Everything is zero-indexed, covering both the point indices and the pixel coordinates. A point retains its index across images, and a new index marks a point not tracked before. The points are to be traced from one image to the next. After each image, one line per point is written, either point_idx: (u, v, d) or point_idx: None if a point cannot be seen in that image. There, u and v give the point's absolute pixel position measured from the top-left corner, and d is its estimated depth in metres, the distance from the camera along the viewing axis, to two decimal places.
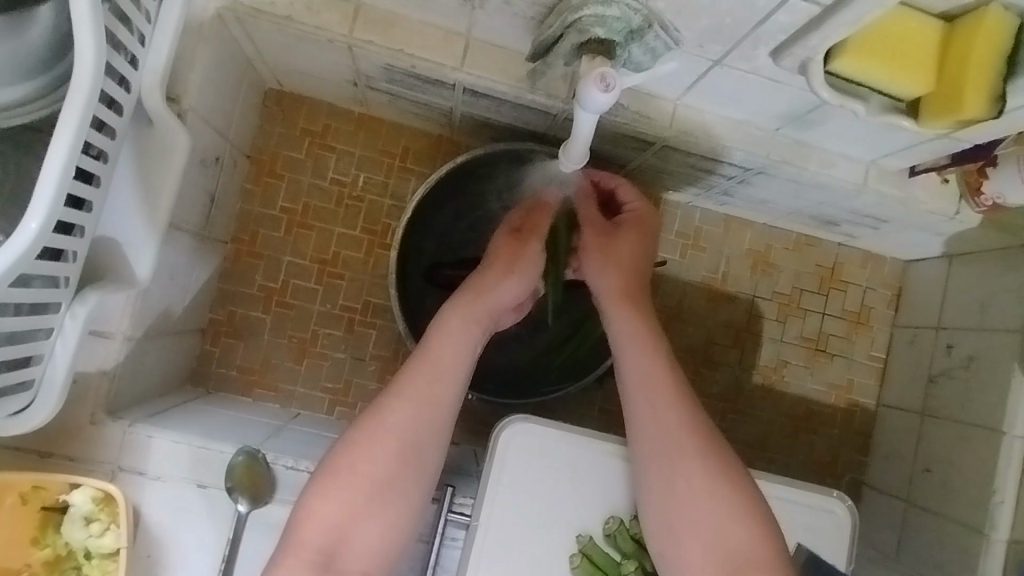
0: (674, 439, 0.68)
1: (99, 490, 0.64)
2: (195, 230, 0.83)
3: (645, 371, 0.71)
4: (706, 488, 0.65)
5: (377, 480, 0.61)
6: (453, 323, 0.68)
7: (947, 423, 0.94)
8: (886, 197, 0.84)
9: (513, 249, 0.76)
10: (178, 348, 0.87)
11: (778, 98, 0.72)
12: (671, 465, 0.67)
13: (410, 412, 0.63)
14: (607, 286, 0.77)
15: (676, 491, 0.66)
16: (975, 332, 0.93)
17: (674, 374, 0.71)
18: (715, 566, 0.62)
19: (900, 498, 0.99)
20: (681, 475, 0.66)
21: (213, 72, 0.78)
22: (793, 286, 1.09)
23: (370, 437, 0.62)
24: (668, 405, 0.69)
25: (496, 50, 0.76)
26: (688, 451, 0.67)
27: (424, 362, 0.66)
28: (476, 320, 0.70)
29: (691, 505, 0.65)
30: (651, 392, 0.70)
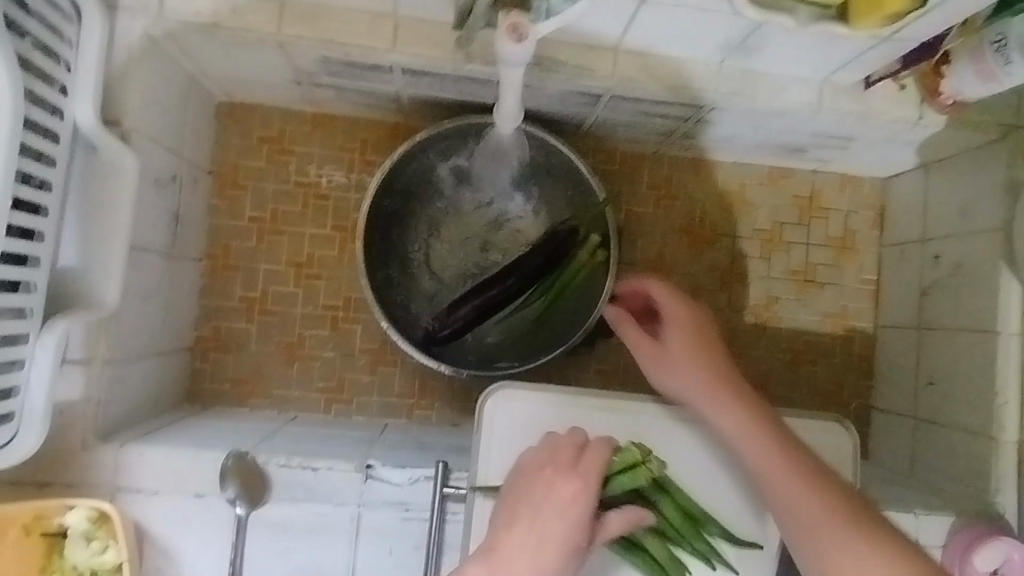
0: (761, 462, 0.65)
1: (94, 509, 0.65)
2: (162, 250, 0.84)
3: (677, 376, 0.73)
4: (799, 475, 0.63)
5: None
6: (564, 535, 0.61)
7: (945, 333, 0.92)
8: (845, 112, 0.82)
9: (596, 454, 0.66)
10: (165, 368, 0.89)
11: (713, 28, 0.71)
12: (768, 478, 0.64)
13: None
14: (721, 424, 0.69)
15: (788, 497, 0.62)
16: (959, 237, 0.90)
17: (727, 387, 0.71)
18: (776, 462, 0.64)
19: (908, 416, 0.98)
20: (775, 484, 0.63)
21: (153, 92, 0.78)
22: (773, 221, 1.07)
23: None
24: (726, 404, 0.70)
25: (424, 24, 0.76)
26: (769, 445, 0.66)
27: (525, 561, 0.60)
28: (584, 514, 0.62)
29: (762, 441, 0.66)
30: (689, 387, 0.72)
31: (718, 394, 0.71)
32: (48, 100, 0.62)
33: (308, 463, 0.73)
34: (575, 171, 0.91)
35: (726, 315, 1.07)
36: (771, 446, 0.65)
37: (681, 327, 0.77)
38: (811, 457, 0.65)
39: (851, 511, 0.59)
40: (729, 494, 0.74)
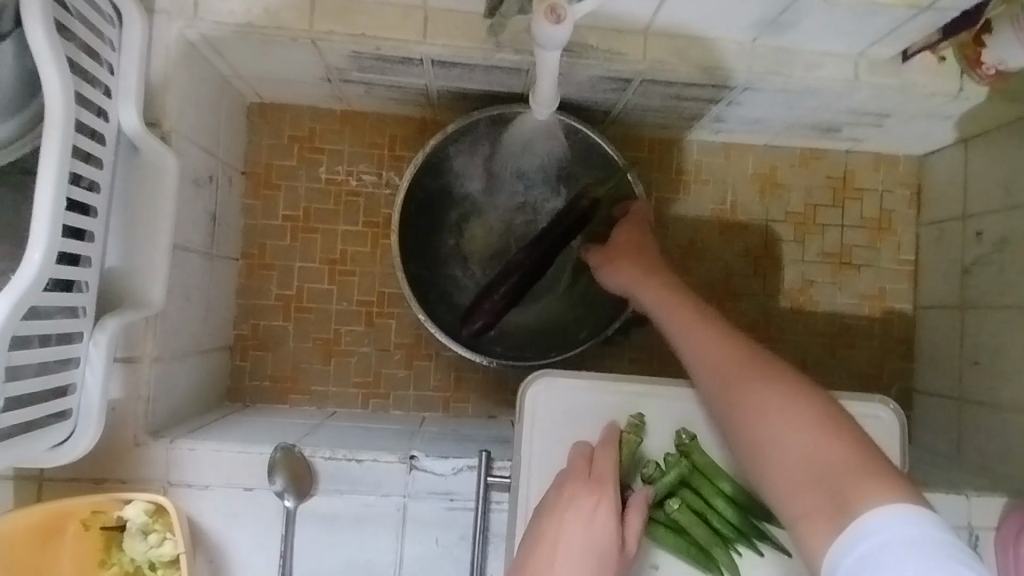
0: (726, 374, 0.62)
1: (150, 502, 0.66)
2: (201, 250, 0.86)
3: (646, 292, 0.74)
4: (773, 382, 0.59)
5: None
6: (597, 544, 0.62)
7: (990, 311, 0.90)
8: (882, 88, 0.81)
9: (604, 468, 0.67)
10: (208, 366, 0.90)
11: (747, 5, 0.70)
12: (732, 388, 0.61)
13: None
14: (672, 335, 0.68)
15: (751, 413, 0.59)
16: (1002, 211, 0.88)
17: (693, 301, 0.70)
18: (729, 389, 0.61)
19: (953, 398, 0.96)
20: (742, 397, 0.60)
21: (189, 93, 0.79)
22: (807, 203, 1.06)
23: None
24: (692, 316, 0.68)
25: (454, 15, 0.76)
26: (737, 360, 0.63)
27: None
28: (609, 522, 0.63)
29: (735, 356, 0.63)
30: (657, 302, 0.72)
31: (679, 304, 0.70)
32: (94, 102, 0.63)
33: (354, 455, 0.74)
34: (608, 160, 0.91)
35: (761, 300, 1.05)
36: (724, 356, 0.63)
37: (637, 249, 0.81)
38: (786, 367, 0.61)
39: (826, 413, 0.56)
40: None
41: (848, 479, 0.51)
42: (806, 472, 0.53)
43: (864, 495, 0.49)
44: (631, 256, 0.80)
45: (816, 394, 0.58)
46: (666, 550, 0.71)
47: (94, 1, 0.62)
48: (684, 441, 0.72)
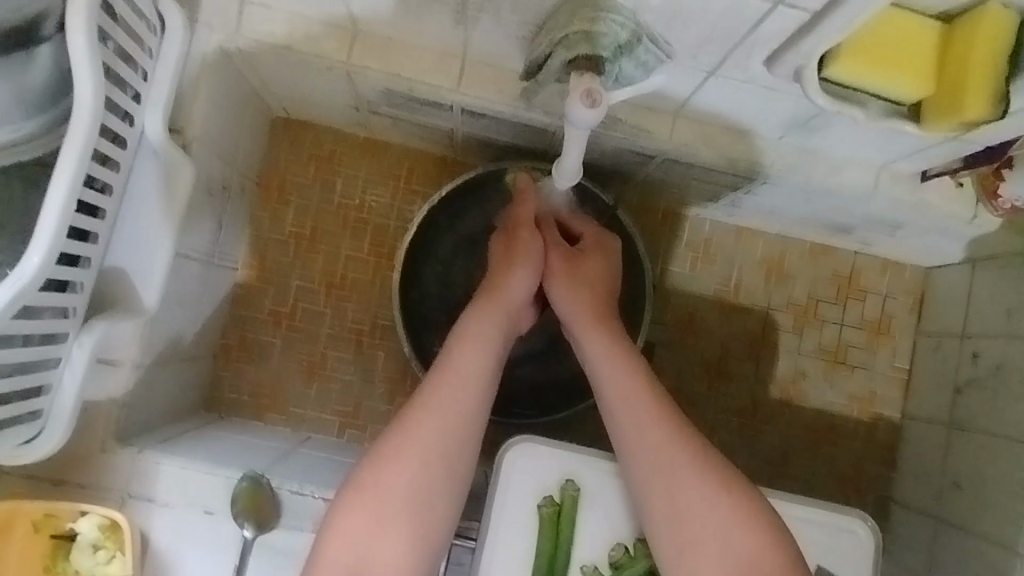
0: (666, 456, 0.63)
1: (106, 517, 0.65)
2: (203, 256, 0.85)
3: (591, 343, 0.73)
4: (705, 475, 0.61)
5: (448, 438, 0.62)
6: (475, 334, 0.69)
7: (976, 435, 0.90)
8: (899, 203, 0.82)
9: (508, 245, 0.80)
10: (190, 373, 0.89)
11: (779, 108, 0.71)
12: (669, 474, 0.61)
13: (467, 379, 0.65)
14: (611, 389, 0.68)
15: (678, 496, 0.60)
16: (1000, 339, 0.89)
17: (636, 361, 0.70)
18: (658, 459, 0.63)
19: (929, 515, 0.95)
20: (682, 489, 0.61)
21: (218, 104, 0.80)
22: (809, 295, 1.06)
23: (442, 381, 0.64)
24: (625, 373, 0.69)
25: (491, 69, 0.77)
26: (671, 441, 0.63)
27: (479, 329, 0.69)
28: (507, 262, 0.78)
29: (674, 441, 0.63)
30: (598, 358, 0.71)
31: (622, 365, 0.69)
32: (122, 106, 0.63)
33: (320, 493, 0.73)
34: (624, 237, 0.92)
35: (752, 385, 1.05)
36: (652, 418, 0.64)
37: (596, 281, 0.79)
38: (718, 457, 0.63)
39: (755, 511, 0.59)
40: None
41: None
42: None
43: None
44: (589, 289, 0.78)
45: (746, 490, 0.60)
46: None
47: (139, 8, 0.63)
48: None
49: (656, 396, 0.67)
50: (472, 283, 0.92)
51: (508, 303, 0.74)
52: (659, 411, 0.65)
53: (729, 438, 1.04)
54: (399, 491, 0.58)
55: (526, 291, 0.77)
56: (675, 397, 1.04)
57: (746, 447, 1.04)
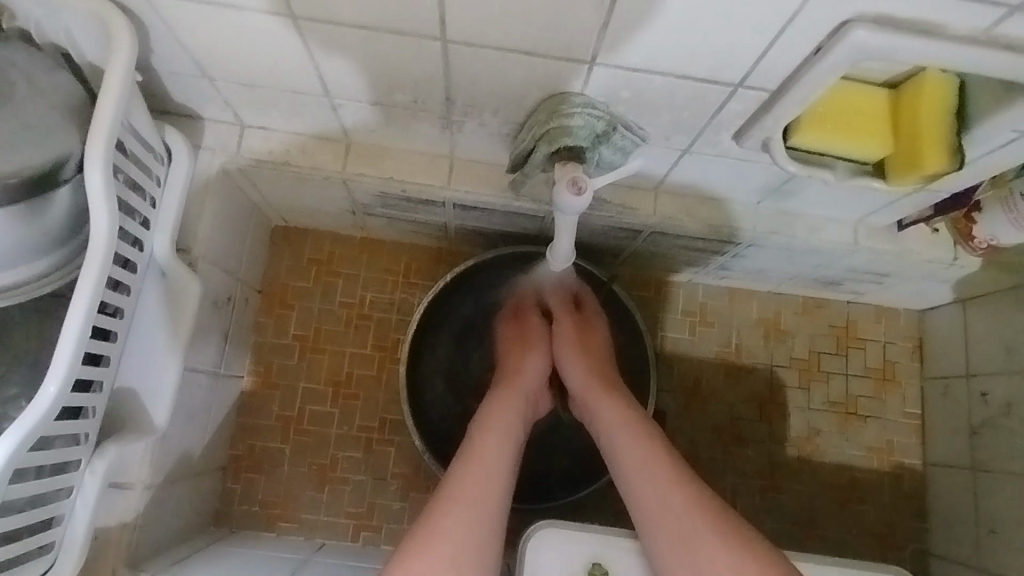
0: (685, 520, 0.61)
1: None
2: (211, 368, 0.86)
3: (603, 409, 0.74)
4: (722, 533, 0.59)
5: (478, 523, 0.60)
6: (494, 424, 0.70)
7: (1001, 476, 0.88)
8: (880, 253, 0.85)
9: (517, 330, 0.87)
10: (200, 489, 0.87)
11: (753, 176, 0.75)
12: (688, 539, 0.60)
13: (491, 470, 0.65)
14: (626, 454, 0.69)
15: (700, 562, 0.58)
16: (1004, 376, 0.89)
17: (649, 427, 0.70)
18: (678, 524, 0.61)
19: (971, 567, 0.91)
20: (704, 554, 0.59)
21: (221, 221, 0.84)
22: (810, 350, 1.07)
23: (469, 466, 0.65)
24: (638, 439, 0.69)
25: (479, 166, 0.82)
26: (683, 501, 0.62)
27: (497, 416, 0.72)
28: (517, 349, 0.85)
29: (687, 501, 0.62)
30: (611, 423, 0.72)
31: (630, 427, 0.71)
32: (132, 233, 0.66)
33: None
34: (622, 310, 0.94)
35: (768, 447, 1.04)
36: (667, 482, 0.64)
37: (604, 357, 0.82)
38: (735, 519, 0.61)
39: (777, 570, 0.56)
40: None
41: None
42: None
43: None
44: (595, 362, 0.81)
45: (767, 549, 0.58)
46: None
47: (148, 143, 0.67)
48: None
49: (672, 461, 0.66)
50: (477, 369, 0.93)
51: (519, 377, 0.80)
52: (677, 475, 0.64)
53: (752, 503, 1.02)
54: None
55: (537, 376, 0.82)
56: (692, 466, 1.02)
57: (771, 511, 1.01)
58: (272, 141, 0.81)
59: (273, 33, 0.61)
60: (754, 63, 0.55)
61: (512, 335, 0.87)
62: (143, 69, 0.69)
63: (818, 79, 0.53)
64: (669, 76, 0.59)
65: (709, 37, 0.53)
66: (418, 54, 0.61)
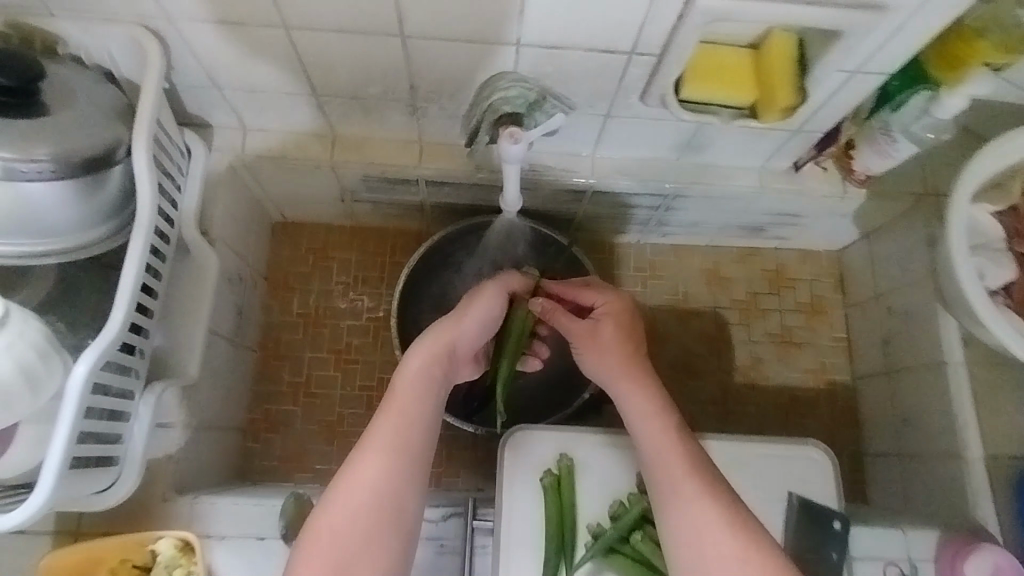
0: (702, 510, 0.66)
1: (179, 537, 0.74)
2: (230, 337, 1.01)
3: (632, 398, 0.75)
4: (735, 532, 0.64)
5: (391, 472, 0.66)
6: (416, 380, 0.71)
7: (906, 373, 1.04)
8: (783, 193, 1.02)
9: (466, 298, 0.80)
10: (225, 442, 1.01)
11: (665, 133, 0.93)
12: (702, 530, 0.64)
13: (364, 494, 0.64)
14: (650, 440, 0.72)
15: (715, 551, 0.63)
16: (901, 289, 1.06)
17: (669, 416, 0.73)
18: (706, 509, 0.65)
19: (893, 456, 1.06)
20: (713, 540, 0.64)
21: (230, 210, 0.99)
22: (748, 292, 1.21)
23: (386, 419, 0.68)
24: (666, 430, 0.72)
25: (444, 146, 0.99)
26: (716, 511, 0.65)
27: (421, 369, 0.72)
28: (466, 315, 0.78)
29: (700, 486, 0.67)
30: (638, 412, 0.74)
31: (654, 418, 0.73)
32: (166, 211, 0.82)
33: None
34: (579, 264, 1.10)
35: (718, 378, 1.17)
36: (688, 476, 0.68)
37: (623, 343, 0.78)
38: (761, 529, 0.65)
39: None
40: None
41: None
42: None
43: None
44: (606, 354, 0.78)
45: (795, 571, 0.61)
46: None
47: (174, 139, 0.84)
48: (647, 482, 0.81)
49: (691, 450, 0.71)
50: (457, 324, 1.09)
51: (449, 340, 0.75)
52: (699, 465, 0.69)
53: (708, 426, 1.16)
54: (349, 528, 0.63)
55: (471, 342, 0.78)
56: None
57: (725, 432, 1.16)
58: (271, 140, 0.98)
59: (269, 42, 0.78)
60: (637, 34, 0.73)
61: (466, 299, 0.80)
62: (169, 86, 0.87)
63: (683, 41, 0.71)
64: (579, 50, 0.76)
65: (603, 17, 0.71)
66: (384, 51, 0.78)
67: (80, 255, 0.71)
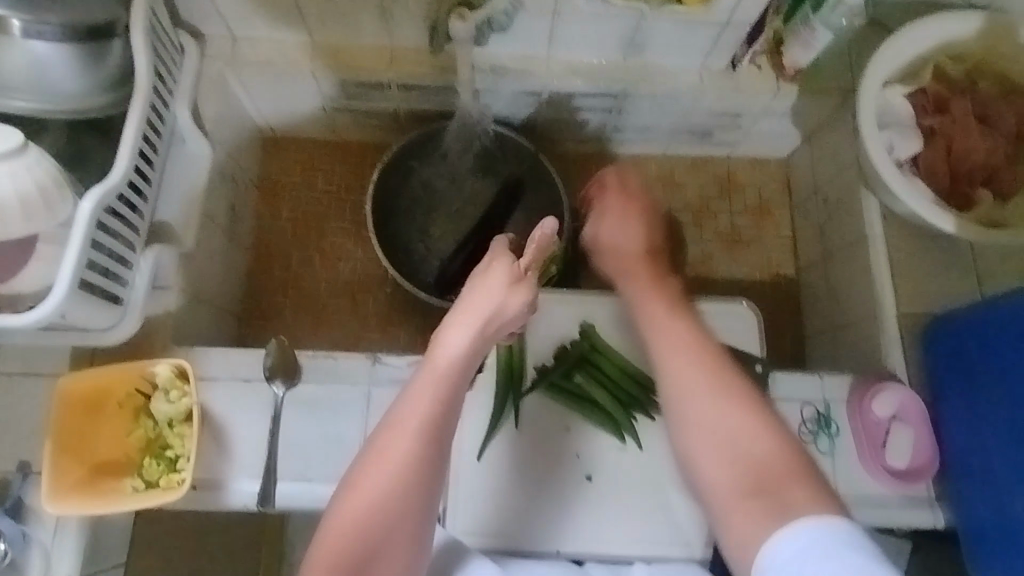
0: (699, 375, 0.65)
1: (174, 367, 0.86)
2: (222, 228, 1.13)
3: (641, 290, 0.79)
4: (740, 404, 0.62)
5: (417, 454, 0.63)
6: (449, 358, 0.68)
7: (837, 256, 1.14)
8: (722, 91, 1.11)
9: (493, 261, 0.75)
10: (219, 321, 1.13)
11: (608, 30, 1.03)
12: (694, 394, 0.64)
13: (387, 475, 0.62)
14: (645, 311, 0.76)
15: (703, 411, 0.63)
16: (834, 180, 1.15)
17: (675, 300, 0.76)
18: (695, 376, 0.65)
19: (827, 332, 1.16)
20: (704, 400, 0.64)
21: (221, 112, 1.10)
22: (700, 196, 1.32)
23: (415, 396, 0.66)
24: (677, 313, 0.74)
25: (411, 51, 1.09)
26: (718, 394, 0.64)
27: (452, 342, 0.69)
28: (502, 279, 0.72)
29: (699, 354, 0.67)
30: (642, 299, 0.77)
31: (662, 301, 0.76)
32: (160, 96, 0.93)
33: (332, 354, 0.94)
34: (540, 166, 1.20)
35: (671, 272, 1.28)
36: (689, 352, 0.68)
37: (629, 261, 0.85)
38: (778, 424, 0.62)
39: (805, 465, 0.58)
40: None
41: (794, 492, 0.56)
42: (748, 477, 0.58)
43: (800, 510, 0.54)
44: (616, 260, 0.86)
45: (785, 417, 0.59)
46: (576, 414, 0.90)
47: (166, 34, 0.95)
48: (587, 330, 0.92)
49: (686, 324, 0.72)
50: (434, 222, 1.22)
51: (477, 309, 0.70)
52: (688, 334, 0.70)
53: None
54: (371, 504, 0.61)
55: (504, 311, 0.72)
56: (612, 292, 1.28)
57: None
58: (256, 47, 1.08)
59: None
60: None
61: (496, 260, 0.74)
62: None
63: None
64: None
65: None
66: None
67: (80, 115, 0.82)
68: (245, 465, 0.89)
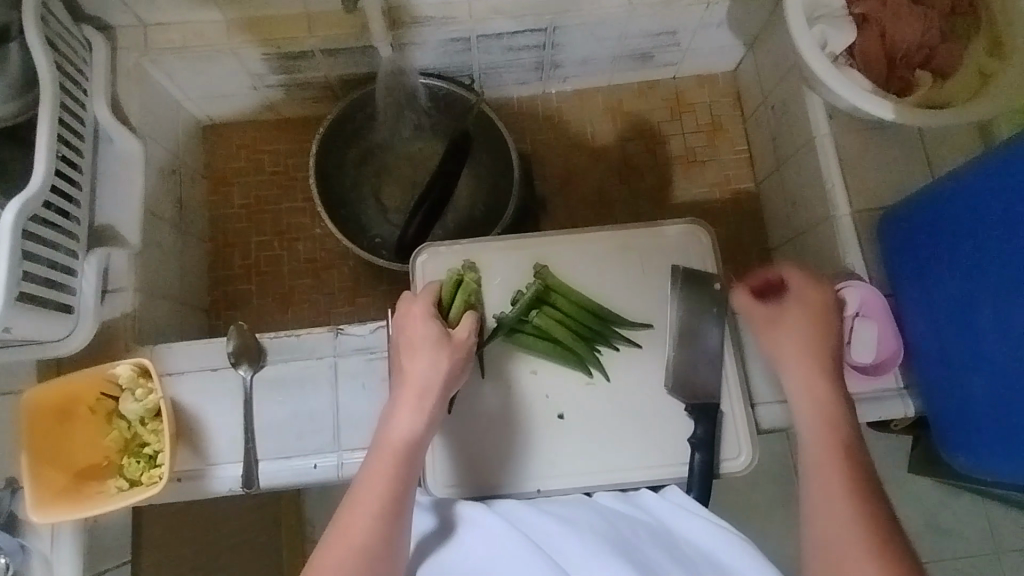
0: (815, 445, 0.70)
1: (135, 364, 0.86)
2: (172, 223, 1.12)
3: (789, 356, 0.76)
4: (853, 484, 0.66)
5: (376, 524, 0.65)
6: (398, 431, 0.71)
7: (790, 162, 1.12)
8: (653, 9, 1.08)
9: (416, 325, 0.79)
10: (186, 317, 1.14)
11: None
12: (824, 465, 0.68)
13: (346, 549, 0.63)
14: (793, 373, 0.75)
15: (826, 488, 0.66)
16: (779, 86, 1.13)
17: (835, 381, 0.74)
18: (833, 464, 0.68)
19: (791, 241, 1.15)
20: (828, 480, 0.67)
21: (149, 107, 1.07)
22: (651, 122, 1.30)
23: (373, 468, 0.69)
24: (815, 379, 0.74)
25: (329, 14, 1.06)
26: (863, 517, 0.64)
27: (402, 415, 0.72)
28: (430, 346, 0.76)
29: (832, 432, 0.71)
30: (799, 377, 0.75)
31: (827, 389, 0.73)
32: (75, 97, 0.91)
33: (293, 331, 0.95)
34: (485, 117, 1.15)
35: (630, 204, 1.27)
36: (827, 420, 0.71)
37: (821, 341, 0.76)
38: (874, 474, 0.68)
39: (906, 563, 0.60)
40: (616, 283, 0.92)
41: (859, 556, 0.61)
42: (845, 541, 0.62)
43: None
44: (804, 353, 0.76)
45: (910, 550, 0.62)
46: (539, 357, 0.88)
47: (70, 32, 0.92)
48: (540, 272, 0.90)
49: (839, 430, 0.71)
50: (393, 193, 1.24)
51: (411, 380, 0.74)
52: (828, 407, 0.72)
53: None
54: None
55: (435, 377, 0.75)
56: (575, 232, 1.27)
57: None
58: (170, 33, 1.05)
59: None
60: None
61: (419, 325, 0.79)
62: None
63: None
64: None
65: None
66: None
67: None
68: (224, 451, 0.91)
